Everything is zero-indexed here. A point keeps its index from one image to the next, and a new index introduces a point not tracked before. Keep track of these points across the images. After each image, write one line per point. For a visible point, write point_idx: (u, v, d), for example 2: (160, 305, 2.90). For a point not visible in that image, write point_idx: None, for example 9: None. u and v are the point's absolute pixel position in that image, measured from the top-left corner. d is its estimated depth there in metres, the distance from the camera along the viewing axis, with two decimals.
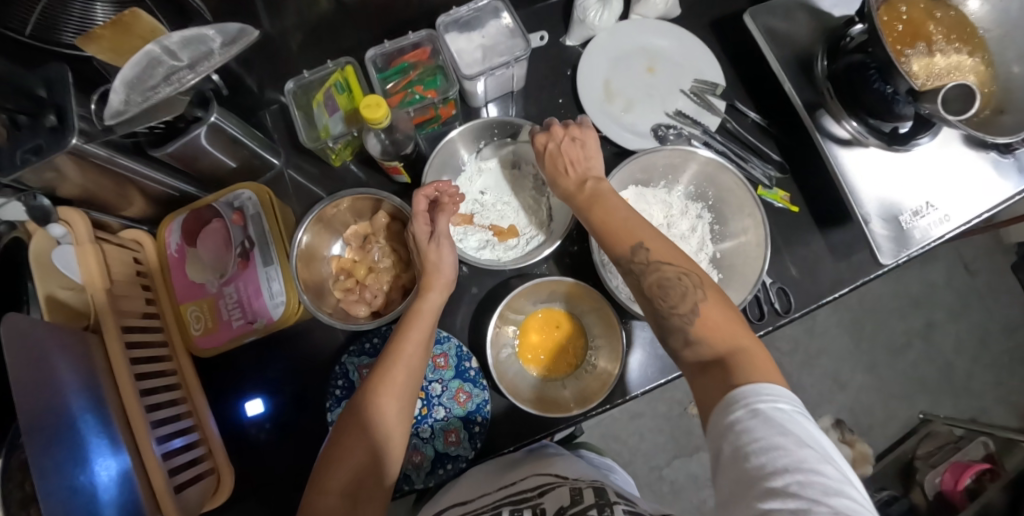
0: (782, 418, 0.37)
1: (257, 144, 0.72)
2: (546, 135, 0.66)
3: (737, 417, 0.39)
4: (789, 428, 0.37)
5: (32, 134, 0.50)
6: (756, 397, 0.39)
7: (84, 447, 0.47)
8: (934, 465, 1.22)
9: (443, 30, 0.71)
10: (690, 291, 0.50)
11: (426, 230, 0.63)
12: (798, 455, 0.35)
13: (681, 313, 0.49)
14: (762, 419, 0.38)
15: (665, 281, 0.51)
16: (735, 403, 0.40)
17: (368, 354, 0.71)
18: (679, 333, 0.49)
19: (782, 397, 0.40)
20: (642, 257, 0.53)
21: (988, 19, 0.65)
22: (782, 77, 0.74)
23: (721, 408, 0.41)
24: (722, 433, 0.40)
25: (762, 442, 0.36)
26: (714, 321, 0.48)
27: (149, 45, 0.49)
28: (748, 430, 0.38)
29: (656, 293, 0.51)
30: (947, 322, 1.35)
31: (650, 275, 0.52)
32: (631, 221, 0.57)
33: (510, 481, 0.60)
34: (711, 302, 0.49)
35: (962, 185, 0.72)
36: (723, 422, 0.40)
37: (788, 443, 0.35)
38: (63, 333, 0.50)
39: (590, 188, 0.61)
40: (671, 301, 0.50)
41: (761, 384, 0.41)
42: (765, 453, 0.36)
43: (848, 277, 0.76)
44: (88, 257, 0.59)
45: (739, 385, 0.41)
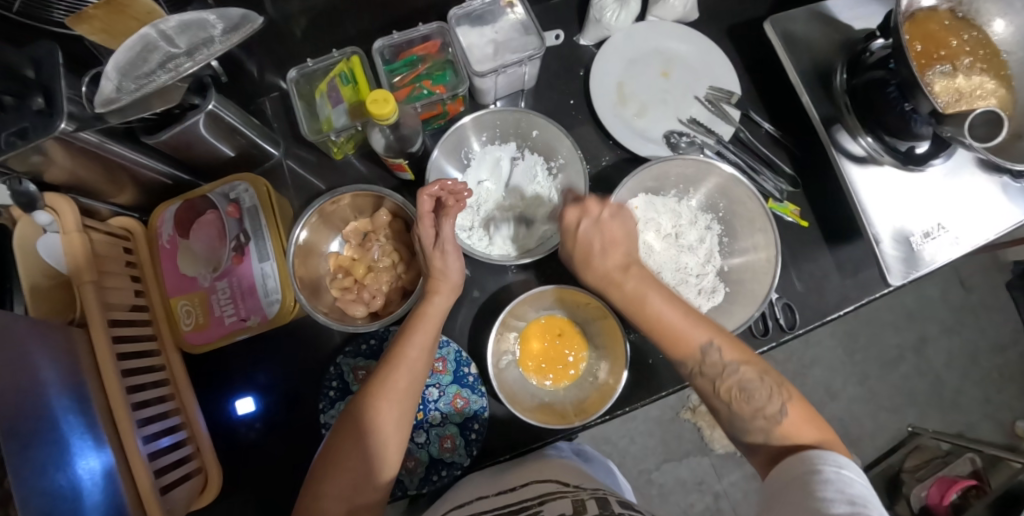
0: (845, 479, 0.40)
1: (256, 133, 0.69)
2: (579, 209, 0.59)
3: (803, 472, 0.42)
4: (849, 488, 0.39)
5: (17, 116, 0.48)
6: (827, 460, 0.43)
7: (61, 446, 0.45)
8: (921, 479, 1.23)
9: (454, 23, 0.68)
10: (773, 395, 0.49)
11: (431, 234, 0.61)
12: (851, 507, 0.38)
13: (767, 416, 0.49)
14: (826, 477, 0.41)
15: (745, 384, 0.50)
16: (808, 460, 0.43)
17: (364, 355, 0.69)
18: (762, 434, 0.49)
19: (852, 467, 0.42)
20: (714, 358, 0.52)
21: (1011, 42, 0.64)
22: (800, 89, 0.72)
23: (789, 463, 0.44)
24: (786, 483, 0.43)
25: (823, 494, 0.39)
26: (796, 420, 0.48)
27: (145, 28, 0.47)
28: (812, 481, 0.41)
29: (736, 396, 0.51)
30: (940, 337, 1.36)
31: (726, 379, 0.51)
32: (692, 318, 0.54)
33: (510, 487, 0.59)
34: (797, 401, 0.49)
35: (972, 209, 0.71)
36: (793, 473, 0.43)
37: (841, 496, 0.38)
38: (42, 329, 0.48)
39: (634, 275, 0.57)
40: (755, 403, 0.49)
41: (833, 452, 0.44)
42: (821, 500, 0.39)
43: (854, 295, 0.75)
44: (73, 246, 0.55)
45: (810, 448, 0.45)
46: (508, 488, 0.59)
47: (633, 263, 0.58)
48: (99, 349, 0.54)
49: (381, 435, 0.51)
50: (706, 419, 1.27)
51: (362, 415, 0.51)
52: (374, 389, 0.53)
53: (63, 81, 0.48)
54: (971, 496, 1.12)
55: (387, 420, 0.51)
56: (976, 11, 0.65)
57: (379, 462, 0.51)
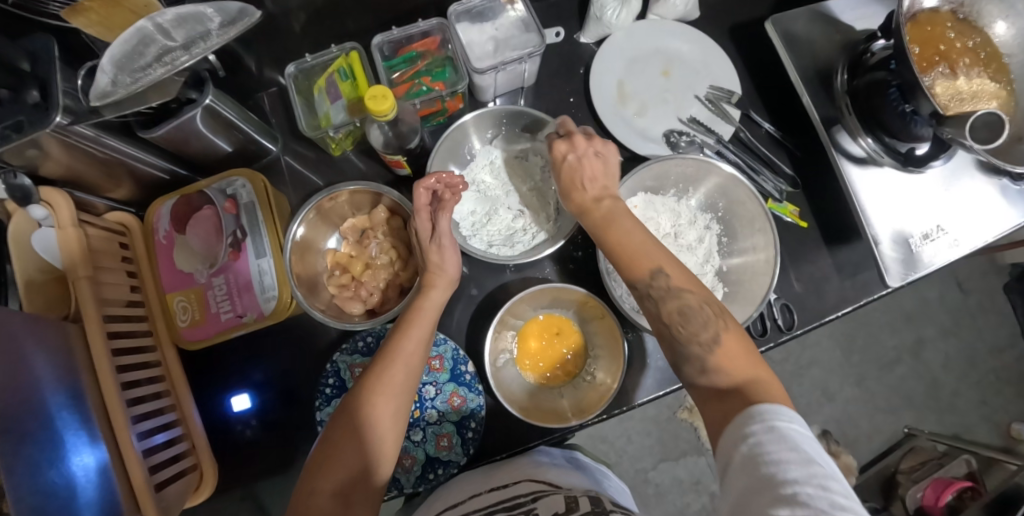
0: (797, 437, 0.37)
1: (254, 128, 0.69)
2: (568, 143, 0.59)
3: (752, 429, 0.39)
4: (800, 446, 0.36)
5: (12, 108, 0.47)
6: (774, 415, 0.39)
7: (54, 443, 0.45)
8: (917, 480, 1.23)
9: (454, 20, 0.68)
10: (712, 321, 0.49)
11: (427, 226, 0.61)
12: (808, 471, 0.34)
13: (702, 342, 0.48)
14: (777, 435, 0.37)
15: (686, 309, 0.50)
16: (751, 415, 0.40)
17: (361, 353, 0.69)
18: (697, 362, 0.48)
19: (798, 421, 0.39)
20: (661, 282, 0.51)
21: (1013, 45, 0.64)
22: (801, 90, 0.72)
23: (735, 424, 0.41)
24: (734, 443, 0.39)
25: (772, 455, 0.36)
26: (731, 351, 0.46)
27: (141, 21, 0.46)
28: (761, 443, 0.37)
29: (676, 319, 0.50)
30: (937, 339, 1.36)
31: (669, 301, 0.50)
32: (647, 244, 0.54)
33: (502, 484, 0.59)
34: (731, 332, 0.48)
35: (971, 211, 0.71)
36: (738, 430, 0.40)
37: (798, 459, 0.35)
38: (38, 324, 0.48)
39: (607, 206, 0.57)
40: (692, 328, 0.49)
41: (780, 405, 0.40)
42: (776, 464, 0.35)
43: (852, 296, 0.75)
44: (69, 241, 0.55)
45: (756, 402, 0.41)
46: (500, 486, 0.59)
47: (608, 197, 0.59)
48: (94, 345, 0.53)
49: (378, 429, 0.51)
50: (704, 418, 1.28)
51: (358, 411, 0.51)
52: (370, 384, 0.52)
53: (58, 74, 0.47)
54: (966, 497, 1.13)
55: (384, 415, 0.51)
56: (978, 12, 0.64)
57: (377, 457, 0.51)
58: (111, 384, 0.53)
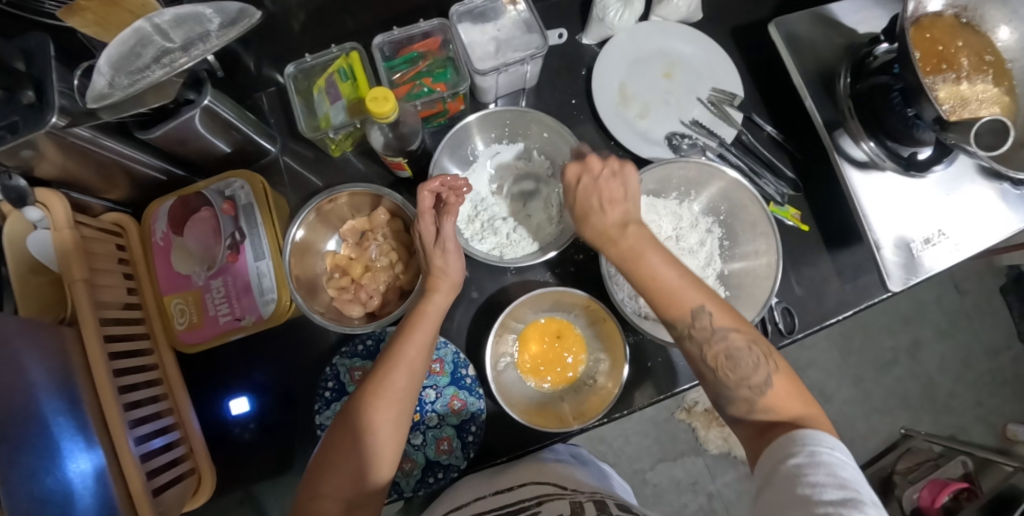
0: (836, 463, 0.39)
1: (252, 129, 0.68)
2: (579, 168, 0.58)
3: (793, 453, 0.41)
4: (838, 472, 0.38)
5: (7, 109, 0.47)
6: (818, 442, 0.41)
7: (50, 450, 0.44)
8: (912, 481, 1.22)
9: (456, 20, 0.67)
10: (761, 362, 0.49)
11: (431, 230, 0.60)
12: (846, 499, 0.36)
13: (753, 385, 0.48)
14: (818, 461, 0.40)
15: (732, 350, 0.50)
16: (793, 440, 0.42)
17: (361, 356, 0.68)
18: (745, 403, 0.49)
19: (840, 449, 0.41)
20: (704, 321, 0.51)
21: (1015, 49, 0.63)
22: (804, 93, 0.72)
23: (776, 445, 0.43)
24: (774, 465, 0.42)
25: (811, 479, 0.38)
26: (783, 392, 0.48)
27: (138, 22, 0.46)
28: (801, 466, 0.40)
29: (722, 362, 0.50)
30: (933, 340, 1.36)
31: (714, 344, 0.50)
32: (685, 279, 0.53)
33: (507, 486, 0.59)
34: (781, 372, 0.49)
35: (971, 215, 0.71)
36: (779, 453, 0.42)
37: (836, 487, 0.37)
38: (32, 328, 0.47)
39: (632, 236, 0.55)
40: (741, 372, 0.49)
41: (824, 433, 0.42)
42: (814, 489, 0.37)
43: (852, 300, 0.75)
44: (64, 243, 0.54)
45: (799, 428, 0.43)
46: (505, 489, 0.59)
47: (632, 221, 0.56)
48: (91, 349, 0.53)
49: (379, 434, 0.50)
50: (702, 419, 1.28)
51: (359, 416, 0.50)
52: (373, 388, 0.52)
53: (54, 74, 0.47)
54: (962, 498, 1.13)
55: (386, 420, 0.51)
56: (981, 17, 0.64)
57: (378, 463, 0.50)
58: (108, 390, 0.52)
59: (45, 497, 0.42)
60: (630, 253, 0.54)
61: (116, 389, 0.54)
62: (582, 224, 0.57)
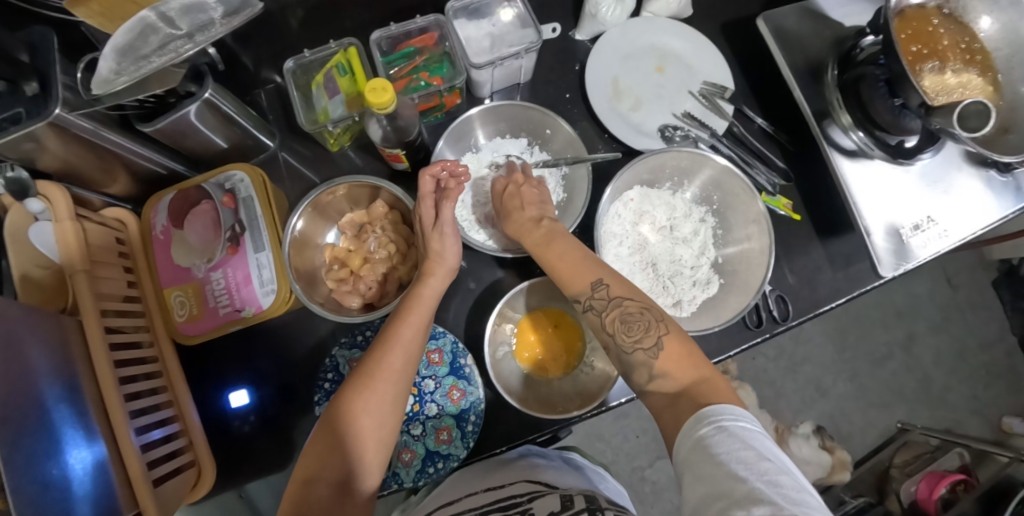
0: (745, 434, 0.40)
1: (251, 123, 0.69)
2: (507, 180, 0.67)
3: (705, 433, 0.42)
4: (750, 444, 0.39)
5: (11, 100, 0.49)
6: (722, 415, 0.42)
7: (54, 440, 0.45)
8: (910, 474, 1.26)
9: (452, 16, 0.68)
10: (651, 325, 0.52)
11: (431, 213, 0.62)
12: (758, 468, 0.37)
13: (645, 348, 0.51)
14: (727, 435, 0.40)
15: (627, 317, 0.54)
16: (701, 420, 0.43)
17: (360, 347, 0.68)
18: (644, 368, 0.51)
19: (743, 417, 0.42)
20: (602, 293, 0.56)
21: (998, 38, 0.65)
22: (792, 84, 0.74)
23: (685, 429, 0.44)
24: (689, 450, 0.42)
25: (725, 455, 0.39)
26: (673, 354, 0.50)
27: (143, 11, 0.45)
28: (713, 445, 0.40)
29: (618, 329, 0.54)
30: (927, 334, 1.38)
31: (610, 311, 0.55)
32: (586, 259, 0.59)
33: (497, 484, 0.60)
34: (672, 334, 0.51)
35: (961, 202, 0.72)
36: (691, 436, 0.42)
37: (749, 457, 0.38)
38: (34, 317, 0.48)
39: (546, 227, 0.62)
40: (635, 334, 0.52)
41: (726, 405, 0.43)
42: (727, 463, 0.38)
43: (846, 287, 0.76)
44: (65, 235, 0.55)
45: (705, 406, 0.44)
46: (495, 486, 0.59)
47: (546, 218, 0.64)
48: (91, 338, 0.53)
49: (375, 416, 0.51)
50: None
51: (354, 400, 0.51)
52: (368, 371, 0.52)
53: (58, 67, 0.49)
54: (959, 489, 1.15)
55: (382, 401, 0.51)
56: (963, 8, 0.66)
57: (373, 445, 0.51)
58: (108, 379, 0.53)
59: (48, 483, 0.42)
60: (543, 239, 0.61)
61: (116, 378, 0.54)
62: (507, 224, 0.64)
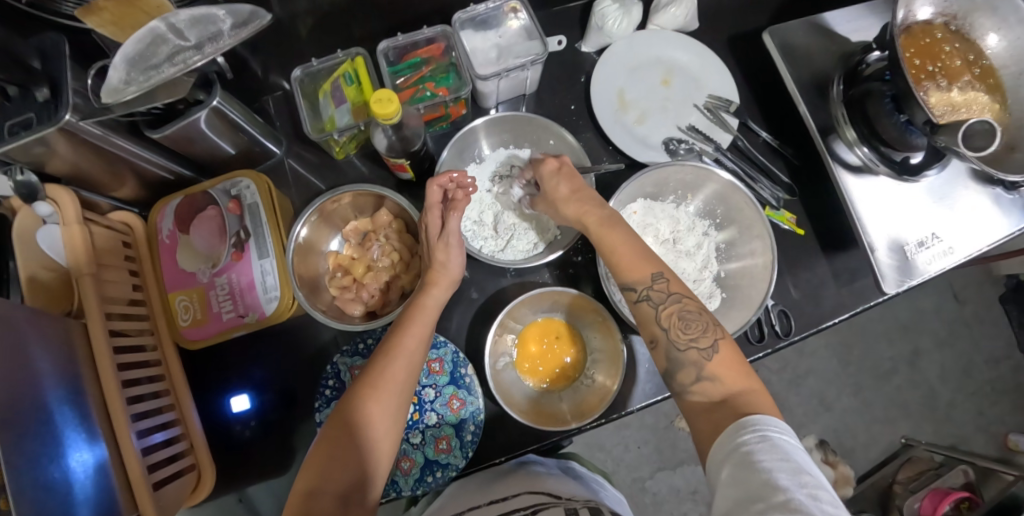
0: (788, 447, 0.40)
1: (259, 131, 0.70)
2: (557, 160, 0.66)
3: (746, 440, 0.42)
4: (791, 456, 0.39)
5: (23, 106, 0.50)
6: (767, 426, 0.42)
7: (59, 440, 0.46)
8: (914, 490, 1.25)
9: (459, 27, 0.69)
10: (709, 327, 0.52)
11: (437, 224, 0.62)
12: (798, 480, 0.37)
13: (699, 348, 0.51)
14: (771, 444, 0.40)
15: (685, 314, 0.53)
16: (744, 429, 0.43)
17: (361, 354, 0.69)
18: (693, 368, 0.51)
19: (787, 431, 0.42)
20: (661, 287, 0.55)
21: (1005, 57, 0.65)
22: (798, 99, 0.74)
23: (726, 436, 0.43)
24: (728, 457, 0.42)
25: (766, 464, 0.39)
26: (726, 359, 0.50)
27: (154, 22, 0.47)
28: (755, 452, 0.40)
29: (674, 323, 0.53)
30: (933, 349, 1.37)
31: (667, 306, 0.54)
32: (645, 251, 0.58)
33: (501, 496, 0.59)
34: (727, 341, 0.52)
35: (966, 219, 0.72)
36: (731, 445, 0.42)
37: (790, 468, 0.38)
38: (39, 318, 0.48)
39: (605, 212, 0.61)
40: (691, 332, 0.52)
41: (771, 417, 0.43)
42: (768, 471, 0.38)
43: (850, 302, 0.76)
44: (74, 239, 0.56)
45: (748, 415, 0.44)
46: (499, 499, 0.59)
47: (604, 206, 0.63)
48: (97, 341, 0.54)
49: (376, 428, 0.51)
50: None
51: (356, 410, 0.51)
52: (371, 381, 0.53)
53: (69, 73, 0.50)
54: (963, 507, 1.16)
55: (385, 412, 0.52)
56: (971, 25, 0.66)
57: (376, 454, 0.51)
58: (111, 382, 0.53)
59: (50, 483, 0.43)
60: (602, 225, 0.60)
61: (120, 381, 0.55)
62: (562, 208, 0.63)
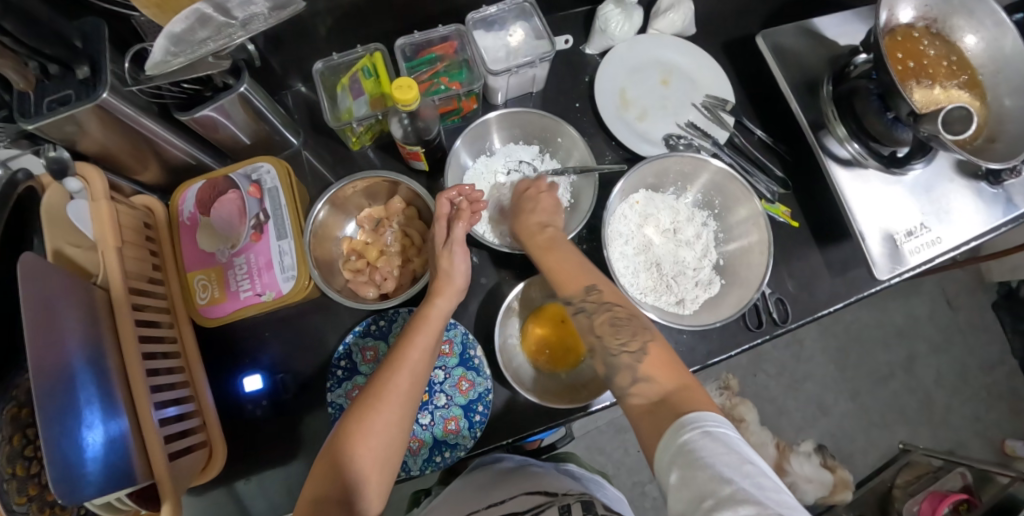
0: (727, 439, 0.41)
1: (279, 121, 0.73)
2: (532, 182, 0.71)
3: (689, 437, 0.42)
4: (733, 447, 0.40)
5: (63, 84, 0.53)
6: (705, 421, 0.43)
7: (83, 408, 0.46)
8: (913, 493, 1.25)
9: (471, 27, 0.73)
10: (639, 331, 0.54)
11: (443, 233, 0.65)
12: (742, 470, 0.38)
13: (631, 351, 0.53)
14: (711, 438, 0.41)
15: (616, 321, 0.56)
16: (684, 427, 0.43)
17: (373, 335, 0.71)
18: (627, 370, 0.52)
19: (723, 423, 0.43)
20: (595, 297, 0.58)
21: (983, 57, 0.70)
22: (790, 98, 0.78)
23: (666, 436, 0.43)
24: (672, 456, 0.42)
25: (710, 459, 0.39)
26: (655, 359, 0.51)
27: (199, 3, 0.50)
28: (698, 448, 0.40)
29: (606, 331, 0.55)
30: (929, 355, 1.39)
31: (600, 314, 0.57)
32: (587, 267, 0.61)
33: (499, 499, 0.61)
34: (657, 342, 0.53)
35: (953, 211, 0.76)
36: (672, 443, 0.42)
37: (733, 460, 0.39)
38: (73, 288, 0.50)
39: (550, 233, 0.64)
40: (621, 337, 0.54)
41: (708, 411, 0.44)
42: (713, 466, 0.38)
43: (844, 292, 0.79)
44: (101, 215, 0.59)
45: (685, 413, 0.44)
46: (496, 501, 0.60)
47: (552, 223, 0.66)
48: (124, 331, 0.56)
49: (380, 434, 0.51)
50: None
51: (362, 416, 0.51)
52: (376, 388, 0.53)
53: (108, 55, 0.53)
54: (962, 509, 1.15)
55: (390, 418, 0.52)
56: (950, 28, 0.71)
57: (376, 466, 0.51)
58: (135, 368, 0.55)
59: (82, 454, 0.44)
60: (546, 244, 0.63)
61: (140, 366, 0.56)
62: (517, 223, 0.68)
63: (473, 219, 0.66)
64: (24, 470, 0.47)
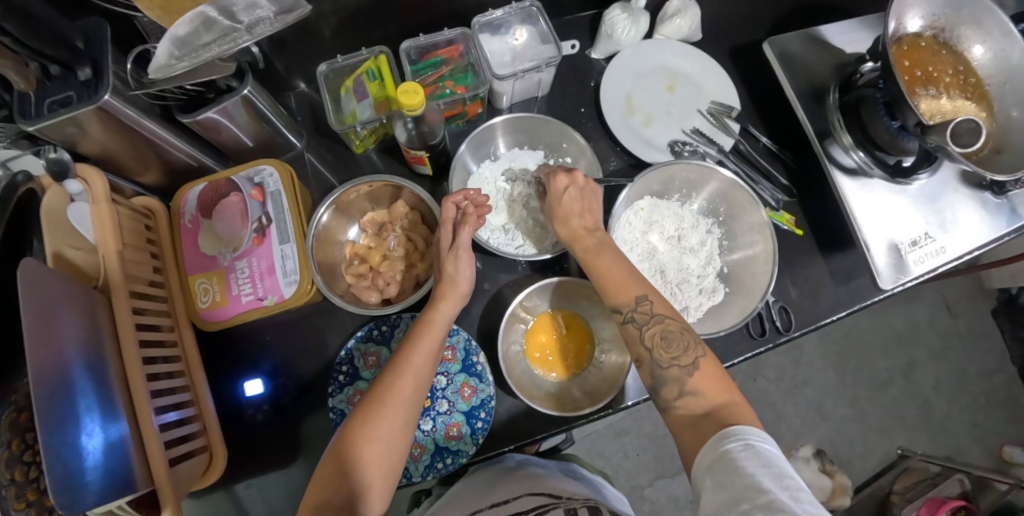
0: (770, 455, 0.41)
1: (282, 122, 0.72)
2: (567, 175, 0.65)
3: (731, 448, 0.42)
4: (774, 462, 0.40)
5: (63, 84, 0.53)
6: (751, 435, 0.43)
7: (83, 414, 0.46)
8: (911, 500, 1.25)
9: (477, 30, 0.73)
10: (690, 345, 0.53)
11: (448, 238, 0.65)
12: (781, 482, 0.38)
13: (682, 364, 0.52)
14: (754, 452, 0.41)
15: (667, 334, 0.54)
16: (727, 439, 0.43)
17: (375, 340, 0.70)
18: (676, 383, 0.51)
19: (770, 441, 0.43)
20: (646, 308, 0.57)
21: (990, 67, 0.70)
22: (796, 106, 0.78)
23: (709, 446, 0.44)
24: (713, 465, 0.43)
25: (749, 470, 0.40)
26: (707, 373, 0.51)
27: (202, 6, 0.49)
28: (739, 459, 0.41)
29: (657, 343, 0.54)
30: (928, 361, 1.39)
31: (651, 326, 0.55)
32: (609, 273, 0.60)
33: (503, 499, 0.60)
34: (709, 358, 0.53)
35: (957, 221, 0.76)
36: (713, 455, 0.43)
37: (772, 473, 0.39)
38: (73, 292, 0.49)
39: (579, 235, 0.64)
40: (673, 351, 0.53)
41: (753, 427, 0.44)
42: (751, 475, 0.39)
43: (847, 300, 0.79)
44: (102, 217, 0.58)
45: (730, 425, 0.45)
46: (500, 502, 0.60)
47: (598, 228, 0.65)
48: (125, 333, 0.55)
49: (383, 440, 0.51)
50: None
51: (365, 421, 0.51)
52: (380, 394, 0.53)
53: (110, 55, 0.53)
54: None
55: (393, 424, 0.52)
56: (957, 38, 0.71)
57: (379, 472, 0.51)
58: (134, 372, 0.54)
59: (84, 460, 0.44)
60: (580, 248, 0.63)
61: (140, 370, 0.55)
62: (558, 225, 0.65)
63: (478, 222, 0.65)
64: (23, 476, 0.45)
